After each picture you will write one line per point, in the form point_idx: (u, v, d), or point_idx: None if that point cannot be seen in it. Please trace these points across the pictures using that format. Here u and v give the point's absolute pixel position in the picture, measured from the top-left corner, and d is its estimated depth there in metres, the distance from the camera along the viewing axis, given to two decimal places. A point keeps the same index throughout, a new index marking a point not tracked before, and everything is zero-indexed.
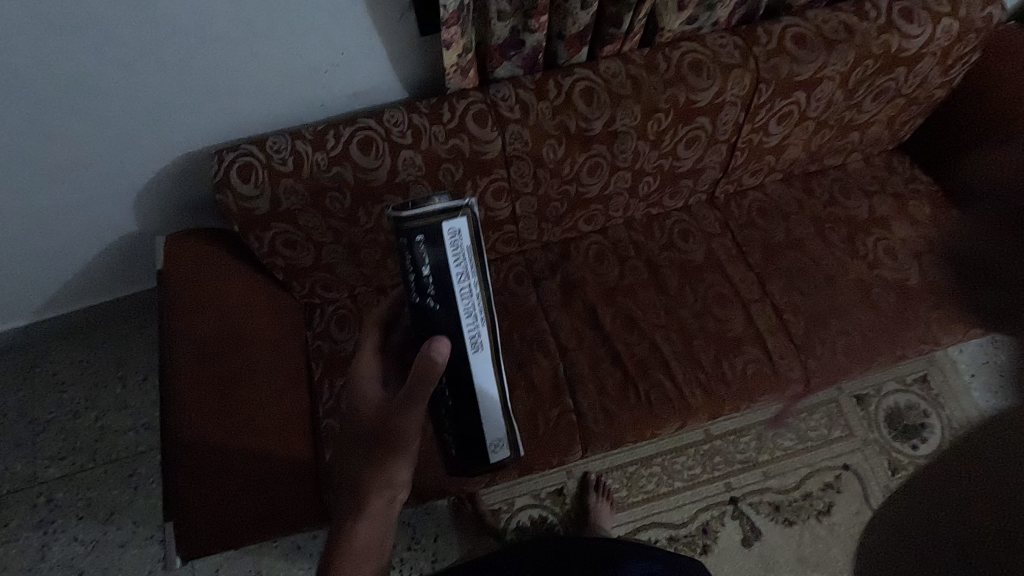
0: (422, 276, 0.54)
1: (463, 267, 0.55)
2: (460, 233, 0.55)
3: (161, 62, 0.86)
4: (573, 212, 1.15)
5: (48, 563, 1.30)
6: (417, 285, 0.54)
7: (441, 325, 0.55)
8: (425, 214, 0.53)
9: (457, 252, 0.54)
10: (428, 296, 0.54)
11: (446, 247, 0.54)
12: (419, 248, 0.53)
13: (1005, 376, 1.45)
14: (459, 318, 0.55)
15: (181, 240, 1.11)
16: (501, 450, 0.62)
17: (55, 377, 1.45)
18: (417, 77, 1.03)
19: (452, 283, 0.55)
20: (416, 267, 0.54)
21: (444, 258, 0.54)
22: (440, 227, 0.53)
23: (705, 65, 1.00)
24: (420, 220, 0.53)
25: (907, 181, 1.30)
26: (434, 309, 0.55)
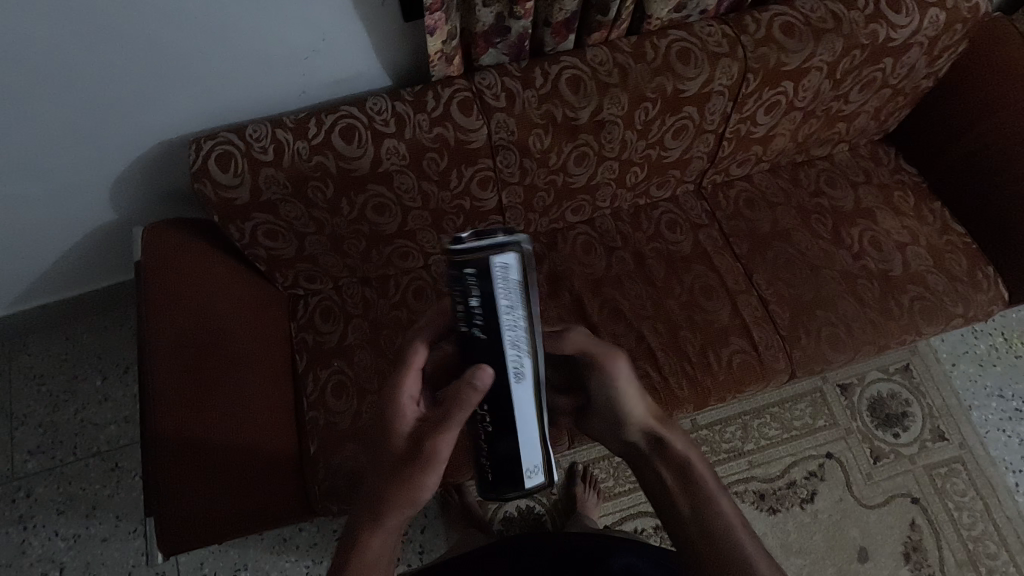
0: (471, 306, 0.55)
1: (510, 301, 0.55)
2: (509, 267, 0.54)
3: (135, 46, 0.83)
4: (560, 202, 1.14)
5: (29, 559, 1.28)
6: (465, 314, 0.56)
7: (484, 352, 0.57)
8: (477, 250, 0.53)
9: (505, 286, 0.54)
10: (475, 325, 0.56)
11: (494, 281, 0.54)
12: (469, 281, 0.54)
13: (985, 365, 1.48)
14: (503, 348, 0.56)
15: (159, 228, 1.08)
16: (535, 475, 0.62)
17: (32, 370, 1.42)
18: (401, 64, 1.01)
19: (498, 316, 0.55)
20: (466, 298, 0.55)
21: (492, 290, 0.54)
22: (490, 261, 0.53)
23: (693, 54, 0.99)
24: (472, 256, 0.53)
25: (892, 172, 1.31)
26: (479, 339, 0.56)
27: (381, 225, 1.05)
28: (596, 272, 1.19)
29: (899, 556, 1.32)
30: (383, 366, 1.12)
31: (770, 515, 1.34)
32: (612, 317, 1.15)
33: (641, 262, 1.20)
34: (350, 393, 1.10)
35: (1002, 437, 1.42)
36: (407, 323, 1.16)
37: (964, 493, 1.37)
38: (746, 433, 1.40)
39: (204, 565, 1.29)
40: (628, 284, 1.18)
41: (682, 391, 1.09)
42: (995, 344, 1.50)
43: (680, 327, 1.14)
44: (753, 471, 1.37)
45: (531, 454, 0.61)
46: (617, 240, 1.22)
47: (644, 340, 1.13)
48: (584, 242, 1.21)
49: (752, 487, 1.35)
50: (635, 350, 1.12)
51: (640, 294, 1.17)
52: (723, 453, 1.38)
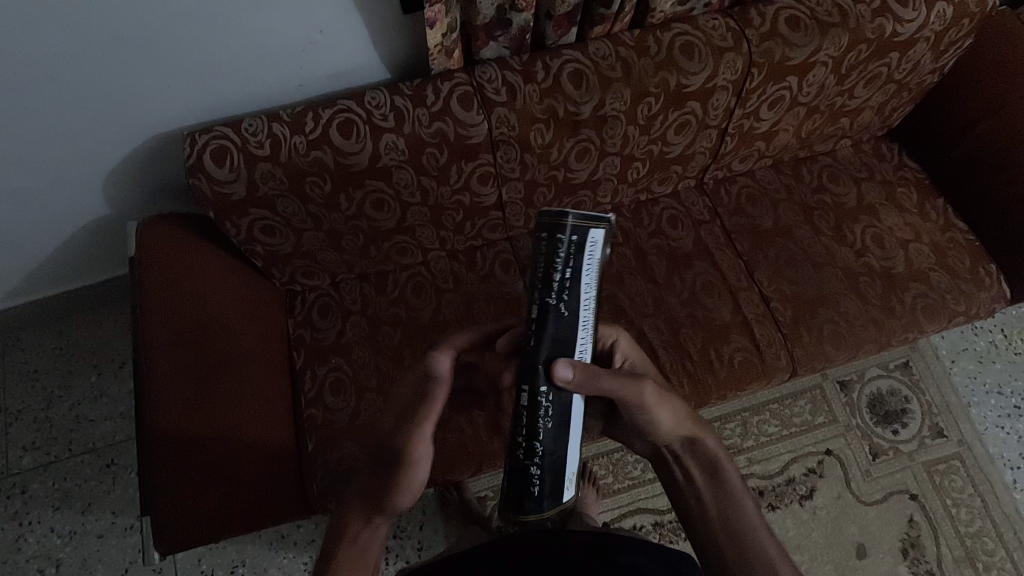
0: (559, 278, 0.57)
1: (593, 278, 0.59)
2: (600, 243, 0.58)
3: (127, 38, 0.81)
4: (561, 198, 1.13)
5: (25, 555, 1.27)
6: (551, 286, 0.58)
7: (562, 326, 0.59)
8: (579, 222, 0.56)
9: (591, 262, 0.58)
10: (561, 298, 0.58)
11: (586, 255, 0.57)
12: (565, 251, 0.57)
13: (985, 362, 1.48)
14: (575, 325, 0.60)
15: (154, 224, 1.06)
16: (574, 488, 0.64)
17: (26, 365, 1.40)
18: (400, 57, 0.99)
19: (582, 292, 0.58)
20: (556, 269, 0.57)
21: (582, 266, 0.58)
22: (589, 233, 0.57)
23: (697, 49, 0.97)
24: (574, 227, 0.56)
25: (895, 168, 1.30)
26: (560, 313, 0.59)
27: (379, 221, 1.03)
28: None
29: (898, 552, 1.32)
30: (382, 364, 1.11)
31: (769, 512, 1.33)
32: (613, 314, 1.14)
33: (641, 259, 1.19)
34: (348, 390, 1.09)
35: (1001, 434, 1.42)
36: (406, 320, 1.14)
37: (963, 490, 1.37)
38: (745, 430, 1.40)
39: (201, 562, 1.28)
40: (629, 281, 1.16)
41: (683, 389, 1.09)
42: (995, 341, 1.49)
43: (681, 325, 1.13)
44: (752, 468, 1.37)
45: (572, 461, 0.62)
46: (618, 236, 1.20)
47: (645, 337, 1.12)
48: None
49: (751, 484, 1.35)
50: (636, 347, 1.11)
51: (641, 291, 1.16)
52: None
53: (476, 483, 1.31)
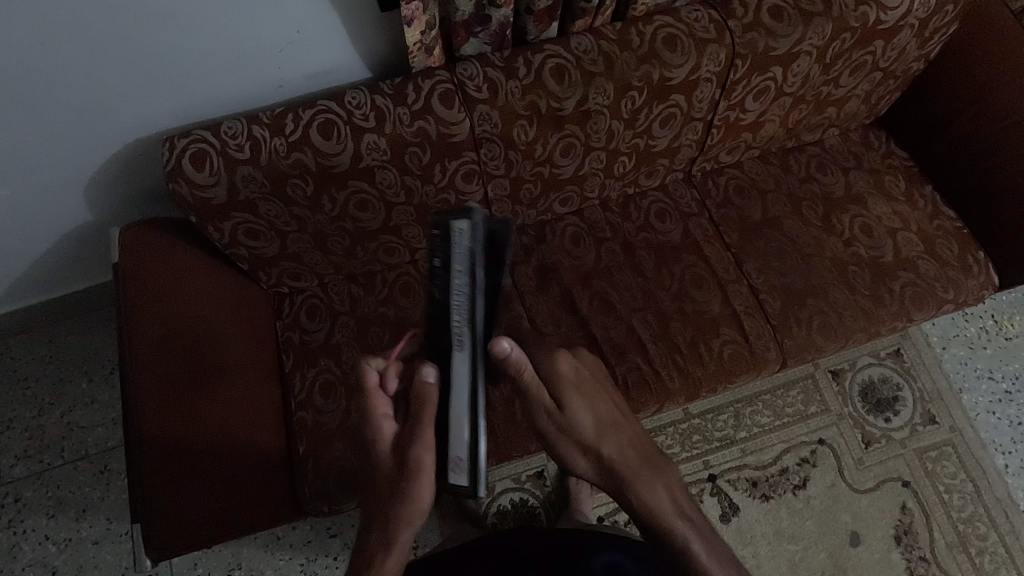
0: (433, 266, 0.60)
1: (468, 270, 0.59)
2: (468, 233, 0.59)
3: (100, 43, 0.80)
4: (548, 194, 1.12)
5: (20, 564, 1.27)
6: (428, 274, 0.61)
7: (441, 313, 0.61)
8: (442, 213, 0.59)
9: (460, 253, 0.59)
10: (433, 286, 0.61)
11: (453, 246, 0.59)
12: (433, 241, 0.60)
13: (975, 347, 1.48)
14: (451, 314, 0.60)
15: (137, 228, 1.05)
16: (459, 472, 0.61)
17: (16, 373, 1.40)
18: (381, 55, 0.98)
19: (454, 283, 0.59)
20: (429, 258, 0.60)
21: (451, 257, 0.59)
22: (449, 227, 0.59)
23: (680, 41, 0.96)
24: (439, 218, 0.59)
25: (883, 156, 1.29)
26: (438, 301, 0.61)
27: (365, 222, 1.03)
28: (586, 264, 1.17)
29: (891, 539, 1.33)
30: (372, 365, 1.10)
31: (763, 502, 1.34)
32: (602, 309, 1.14)
33: (630, 253, 1.18)
34: (338, 392, 1.08)
35: (992, 419, 1.43)
36: (395, 320, 1.14)
37: (954, 476, 1.38)
38: (739, 421, 1.40)
39: (197, 566, 1.28)
40: (618, 276, 1.16)
41: (673, 383, 1.09)
42: (986, 327, 1.50)
43: (671, 319, 1.13)
44: (746, 459, 1.37)
45: (456, 447, 0.61)
46: (606, 231, 1.20)
47: (634, 332, 1.12)
48: (573, 234, 1.20)
49: (745, 474, 1.36)
50: (626, 343, 1.11)
51: (630, 285, 1.16)
52: (716, 441, 1.38)
53: None
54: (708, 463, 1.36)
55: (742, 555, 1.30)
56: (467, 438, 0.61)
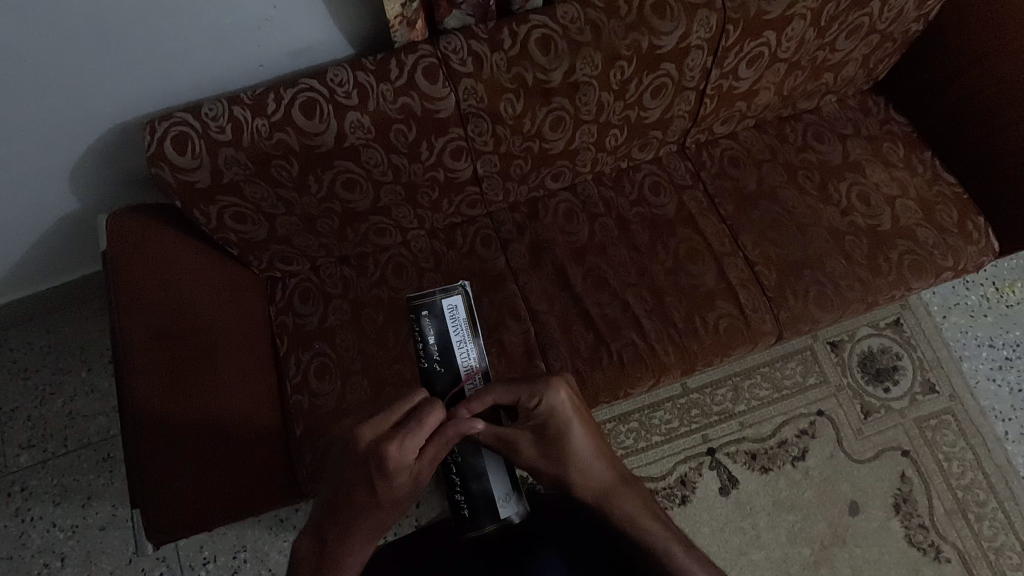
0: (430, 345, 0.72)
1: (461, 333, 0.73)
2: (457, 307, 0.73)
3: (68, 23, 0.77)
4: (539, 170, 1.10)
5: (30, 550, 1.29)
6: (426, 353, 0.72)
7: (447, 381, 0.71)
8: (429, 295, 0.73)
9: (455, 323, 0.73)
10: (434, 360, 0.72)
11: (447, 319, 0.72)
12: (426, 320, 0.72)
13: (976, 315, 1.47)
14: (458, 376, 0.71)
15: (124, 214, 1.03)
16: (506, 506, 0.69)
17: (15, 365, 1.40)
18: (363, 31, 0.95)
19: (451, 345, 0.72)
20: (425, 338, 0.72)
21: (445, 328, 0.72)
22: (442, 303, 0.73)
23: (668, 7, 0.93)
24: (426, 300, 0.73)
25: (882, 122, 1.26)
26: (440, 369, 0.72)
27: (352, 203, 1.01)
28: (579, 240, 1.16)
29: (890, 507, 1.33)
30: (366, 346, 1.10)
31: (762, 475, 1.35)
32: (596, 286, 1.13)
33: (624, 228, 1.17)
34: (333, 374, 1.08)
35: (993, 386, 1.42)
36: (389, 302, 1.13)
37: (954, 444, 1.38)
38: (737, 394, 1.39)
39: (204, 549, 1.30)
40: (612, 252, 1.15)
41: (669, 358, 1.08)
42: (987, 294, 1.48)
43: (665, 294, 1.12)
44: (745, 432, 1.37)
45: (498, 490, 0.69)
46: (599, 207, 1.18)
47: (629, 307, 1.11)
48: (566, 210, 1.18)
49: (743, 447, 1.36)
50: (620, 319, 1.10)
51: (624, 261, 1.14)
52: (715, 416, 1.38)
53: None
54: (707, 437, 1.36)
55: (742, 526, 1.32)
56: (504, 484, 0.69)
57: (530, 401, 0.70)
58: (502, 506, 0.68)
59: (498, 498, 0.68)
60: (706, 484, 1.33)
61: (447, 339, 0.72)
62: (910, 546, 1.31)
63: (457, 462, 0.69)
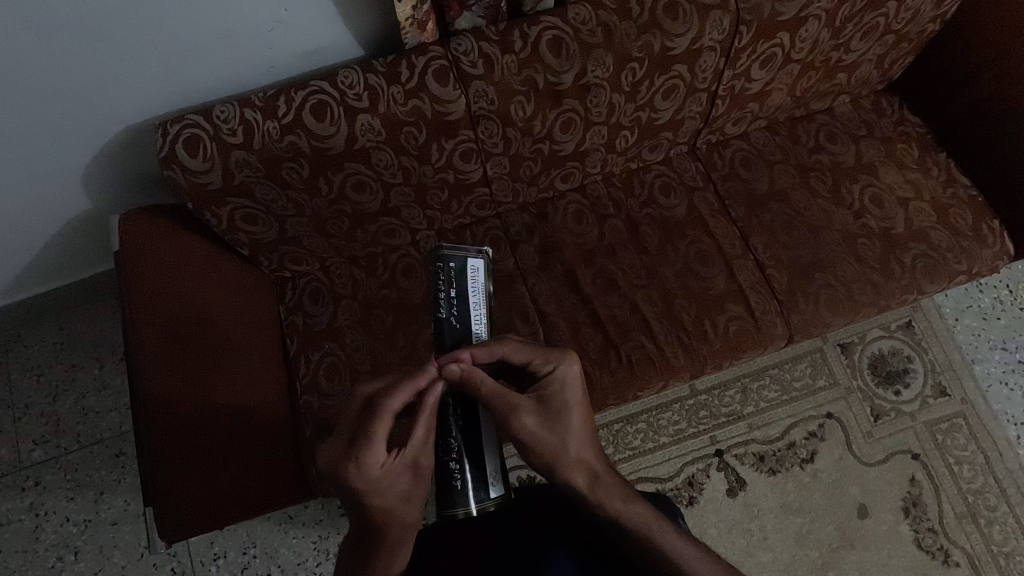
0: (450, 297, 0.71)
1: (479, 298, 0.72)
2: (479, 269, 0.72)
3: (82, 26, 0.78)
4: (548, 171, 1.10)
5: (44, 544, 1.31)
6: (444, 303, 0.70)
7: (457, 337, 0.70)
8: (458, 249, 0.71)
9: (475, 285, 0.71)
10: (451, 313, 0.70)
11: (468, 279, 0.71)
12: (451, 273, 0.70)
13: (989, 318, 1.45)
14: (469, 331, 0.71)
15: (137, 215, 1.04)
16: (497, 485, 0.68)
17: (28, 361, 1.42)
18: (374, 33, 0.95)
19: (469, 304, 0.71)
20: (446, 289, 0.70)
21: (465, 288, 0.71)
22: (467, 262, 0.71)
23: (681, 8, 0.93)
24: (454, 252, 0.70)
25: (895, 123, 1.25)
26: (453, 323, 0.70)
27: (362, 204, 1.01)
28: (588, 242, 1.16)
29: (899, 510, 1.33)
30: (374, 347, 1.10)
31: (770, 476, 1.34)
32: (605, 287, 1.12)
33: (633, 230, 1.16)
34: (342, 374, 1.09)
35: (1005, 390, 1.41)
36: (398, 302, 1.13)
37: (965, 448, 1.37)
38: (745, 396, 1.39)
39: (214, 545, 1.31)
40: (621, 253, 1.15)
41: (678, 360, 1.08)
42: (1000, 297, 1.47)
43: (675, 297, 1.12)
44: (754, 434, 1.37)
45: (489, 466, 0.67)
46: (609, 208, 1.18)
47: (639, 310, 1.10)
48: (575, 211, 1.18)
49: (752, 449, 1.36)
50: (629, 321, 1.10)
51: (633, 263, 1.14)
52: (723, 417, 1.38)
53: None
54: (715, 439, 1.36)
55: (749, 528, 1.31)
56: (496, 454, 0.68)
57: (543, 366, 0.70)
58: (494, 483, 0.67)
59: (489, 478, 0.67)
60: (713, 486, 1.33)
61: (464, 296, 0.71)
62: (919, 549, 1.31)
63: (459, 425, 0.68)
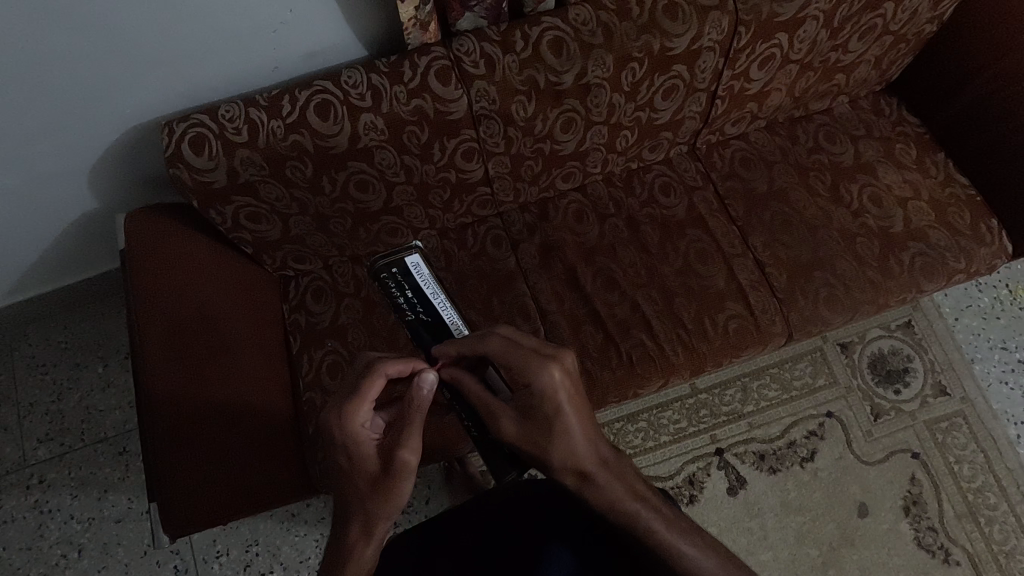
0: (406, 298, 0.73)
1: (433, 288, 0.73)
2: (420, 263, 0.73)
3: (90, 26, 0.79)
4: (549, 170, 1.11)
5: (48, 541, 1.32)
6: (406, 305, 0.73)
7: (432, 328, 0.72)
8: (391, 253, 0.73)
9: (423, 277, 0.73)
10: (415, 310, 0.73)
11: (414, 276, 0.73)
12: (396, 276, 0.73)
13: (989, 318, 1.46)
14: (441, 318, 0.73)
15: (142, 214, 1.06)
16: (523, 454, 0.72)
17: (34, 360, 1.43)
18: (377, 34, 0.97)
19: (426, 296, 0.73)
20: (400, 293, 0.73)
21: (415, 283, 0.73)
22: (405, 261, 0.73)
23: (680, 9, 0.94)
24: (389, 258, 0.73)
25: (894, 123, 1.26)
26: (422, 317, 0.73)
27: (365, 203, 1.02)
28: (589, 240, 1.17)
29: (899, 509, 1.33)
30: (377, 345, 1.11)
31: (771, 475, 1.35)
32: (606, 285, 1.13)
33: (634, 229, 1.17)
34: (345, 372, 1.10)
35: (1005, 389, 1.41)
36: None
37: (965, 447, 1.37)
38: (745, 395, 1.40)
39: (217, 542, 1.32)
40: (622, 252, 1.15)
41: (678, 358, 1.09)
42: (999, 297, 1.47)
43: (675, 295, 1.12)
44: (754, 432, 1.37)
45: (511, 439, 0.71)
46: (610, 207, 1.19)
47: (639, 308, 1.11)
48: (576, 210, 1.19)
49: (753, 448, 1.36)
50: (629, 319, 1.11)
51: (634, 261, 1.15)
52: (723, 416, 1.38)
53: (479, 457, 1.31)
54: (715, 438, 1.37)
55: (749, 526, 1.32)
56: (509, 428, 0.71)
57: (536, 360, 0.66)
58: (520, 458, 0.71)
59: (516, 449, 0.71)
60: (714, 484, 1.34)
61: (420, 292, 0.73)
62: (919, 548, 1.31)
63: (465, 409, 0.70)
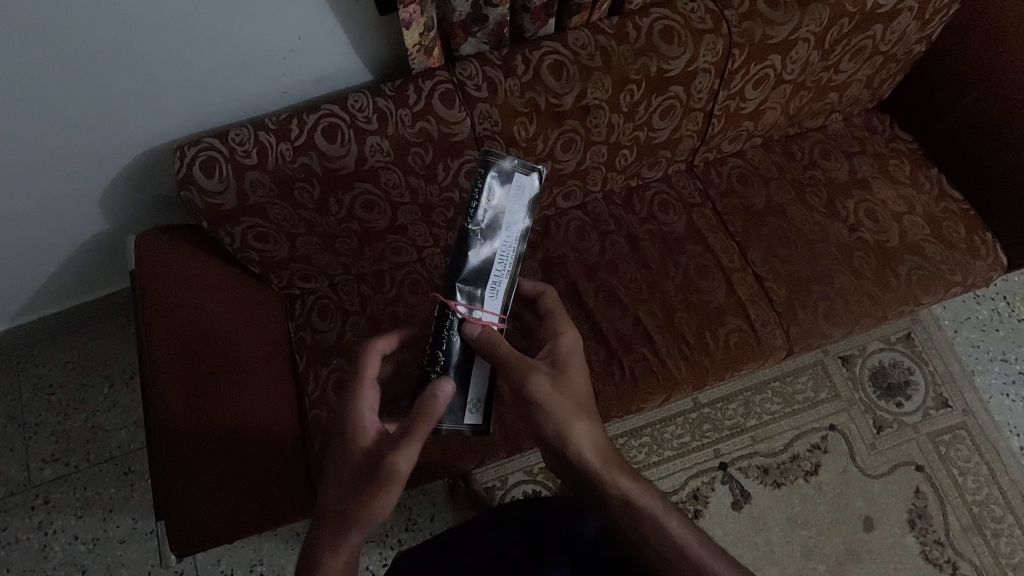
0: (480, 206, 0.66)
1: (515, 217, 0.67)
2: (523, 190, 0.67)
3: (109, 54, 0.82)
4: (550, 189, 1.13)
5: (52, 563, 1.32)
6: (474, 213, 0.66)
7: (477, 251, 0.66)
8: (505, 162, 0.66)
9: (512, 207, 0.67)
10: (479, 224, 0.66)
11: (507, 195, 0.67)
12: (492, 180, 0.66)
13: (987, 330, 1.47)
14: (492, 256, 0.67)
15: (153, 234, 1.08)
16: (474, 412, 0.71)
17: (40, 381, 1.44)
18: (382, 59, 1.00)
19: (502, 222, 0.67)
20: (479, 199, 0.66)
21: (502, 203, 0.66)
22: (512, 177, 0.66)
23: (676, 32, 0.97)
24: (501, 164, 0.66)
25: (887, 140, 1.29)
26: (477, 239, 0.66)
27: (370, 222, 1.05)
28: (590, 256, 1.18)
29: (904, 522, 1.33)
30: None
31: (774, 489, 1.35)
32: (607, 301, 1.15)
33: (634, 245, 1.19)
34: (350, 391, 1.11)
35: (1006, 401, 1.42)
36: (405, 317, 1.16)
37: (968, 459, 1.38)
38: (748, 409, 1.40)
39: (220, 562, 1.32)
40: (622, 268, 1.17)
41: (680, 372, 1.10)
42: (997, 309, 1.49)
43: (676, 310, 1.14)
44: (756, 447, 1.38)
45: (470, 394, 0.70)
46: (610, 224, 1.21)
47: (640, 323, 1.13)
48: (577, 227, 1.21)
49: (755, 462, 1.36)
50: (632, 334, 1.12)
51: (634, 277, 1.17)
52: (726, 430, 1.39)
53: (483, 473, 1.33)
54: (718, 452, 1.37)
55: (755, 541, 1.31)
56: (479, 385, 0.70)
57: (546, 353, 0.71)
58: (468, 412, 0.70)
59: (468, 405, 0.70)
60: (718, 499, 1.34)
61: (498, 213, 0.66)
62: (926, 562, 1.30)
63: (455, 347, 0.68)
